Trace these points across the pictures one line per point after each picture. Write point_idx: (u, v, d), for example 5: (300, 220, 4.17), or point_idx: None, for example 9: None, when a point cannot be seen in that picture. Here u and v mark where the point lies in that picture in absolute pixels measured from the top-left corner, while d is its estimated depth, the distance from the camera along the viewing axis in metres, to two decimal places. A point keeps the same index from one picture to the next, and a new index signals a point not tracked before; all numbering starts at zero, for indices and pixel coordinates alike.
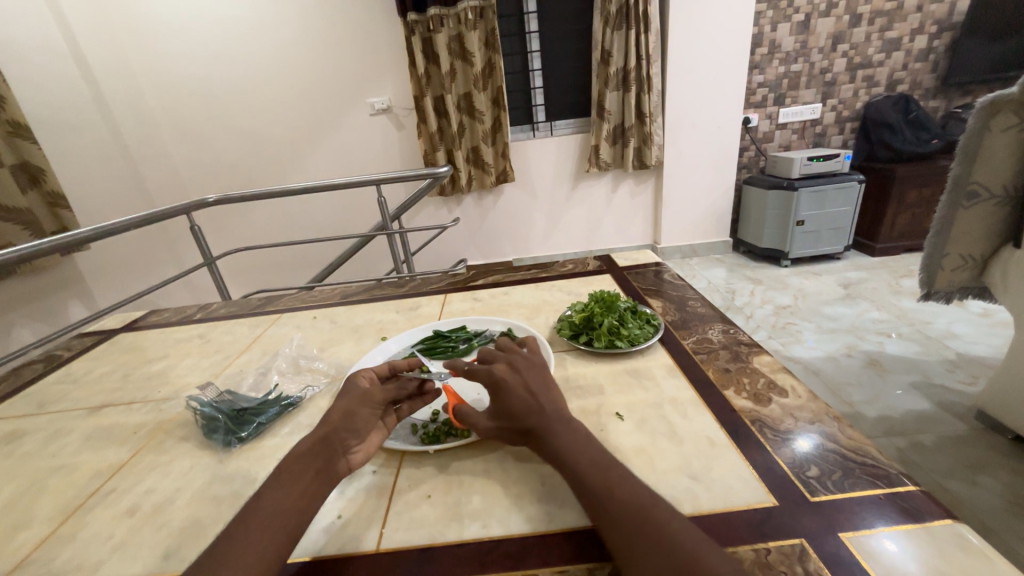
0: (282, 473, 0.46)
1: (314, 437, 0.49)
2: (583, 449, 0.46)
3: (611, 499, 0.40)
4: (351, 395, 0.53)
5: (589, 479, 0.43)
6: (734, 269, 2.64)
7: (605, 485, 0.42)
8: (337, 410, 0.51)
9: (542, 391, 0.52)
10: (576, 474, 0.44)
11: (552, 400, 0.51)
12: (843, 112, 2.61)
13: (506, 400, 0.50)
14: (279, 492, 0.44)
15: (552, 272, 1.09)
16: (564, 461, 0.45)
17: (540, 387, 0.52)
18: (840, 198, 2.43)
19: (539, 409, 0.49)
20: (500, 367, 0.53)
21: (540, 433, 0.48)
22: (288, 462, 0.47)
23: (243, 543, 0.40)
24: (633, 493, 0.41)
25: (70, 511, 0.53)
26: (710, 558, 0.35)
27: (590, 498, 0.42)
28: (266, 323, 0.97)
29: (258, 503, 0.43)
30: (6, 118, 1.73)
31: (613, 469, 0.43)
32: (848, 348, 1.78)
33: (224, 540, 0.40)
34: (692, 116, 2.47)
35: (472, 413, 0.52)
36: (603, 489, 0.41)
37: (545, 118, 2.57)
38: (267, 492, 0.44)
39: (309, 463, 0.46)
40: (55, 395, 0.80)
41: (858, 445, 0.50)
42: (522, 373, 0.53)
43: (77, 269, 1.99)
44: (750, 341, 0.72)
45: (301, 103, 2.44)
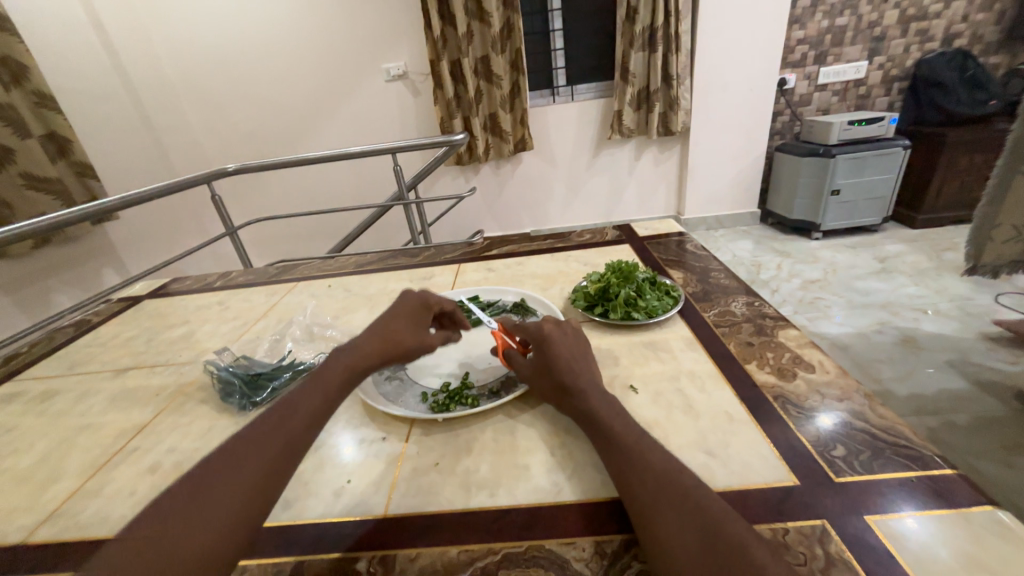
0: (270, 423, 0.44)
1: (314, 392, 0.47)
2: (613, 416, 0.45)
3: (638, 466, 0.39)
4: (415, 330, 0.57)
5: (618, 444, 0.42)
6: (761, 242, 2.54)
7: (635, 451, 0.41)
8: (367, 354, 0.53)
9: (580, 357, 0.52)
10: (605, 439, 0.43)
11: (590, 367, 0.51)
12: (890, 71, 2.40)
13: (547, 352, 0.52)
14: (266, 442, 0.42)
15: (568, 242, 1.05)
16: (594, 424, 0.45)
17: (580, 351, 0.53)
18: (881, 165, 2.27)
19: (575, 368, 0.50)
20: (548, 324, 0.56)
21: (575, 393, 0.48)
22: (275, 413, 0.45)
23: (225, 489, 0.38)
24: (659, 463, 0.39)
25: (96, 467, 0.55)
26: (734, 528, 0.33)
27: (616, 463, 0.41)
28: (283, 291, 0.98)
29: (241, 451, 0.41)
30: (30, 88, 1.74)
31: (643, 438, 0.42)
32: (879, 324, 1.70)
33: (231, 456, 0.40)
34: (723, 78, 2.32)
35: (519, 362, 0.55)
36: (632, 455, 0.41)
37: (566, 82, 2.45)
38: (251, 440, 0.42)
39: (303, 416, 0.45)
40: (85, 357, 0.83)
41: (888, 424, 0.46)
42: (566, 335, 0.55)
43: (108, 238, 2.06)
44: (776, 314, 0.68)
45: (315, 70, 2.39)
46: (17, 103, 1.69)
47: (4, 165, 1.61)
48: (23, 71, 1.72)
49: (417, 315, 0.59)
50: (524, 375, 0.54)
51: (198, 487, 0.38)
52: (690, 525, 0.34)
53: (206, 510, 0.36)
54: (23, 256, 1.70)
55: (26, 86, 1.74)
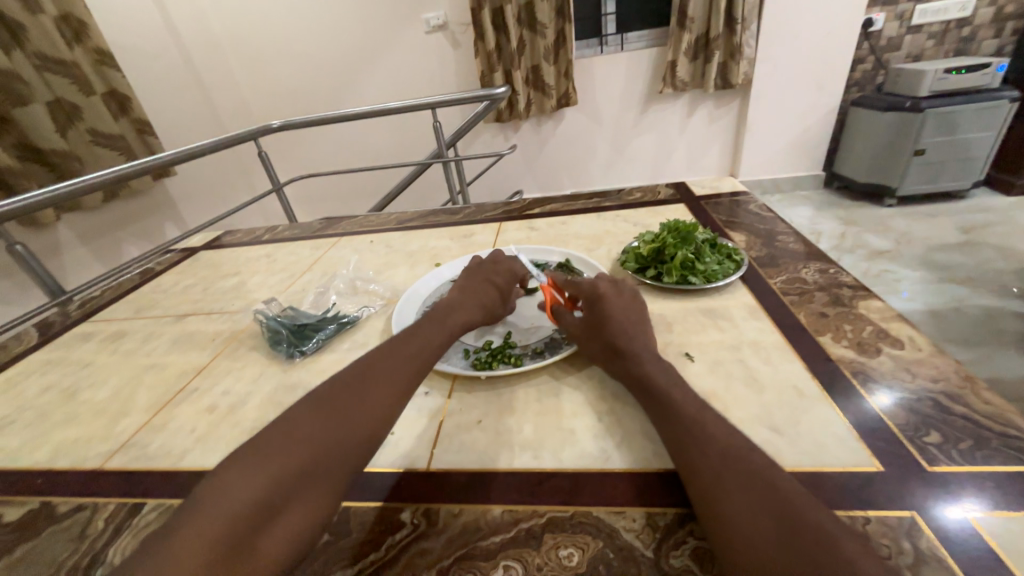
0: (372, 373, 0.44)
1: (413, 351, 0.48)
2: (671, 385, 0.42)
3: (697, 439, 0.36)
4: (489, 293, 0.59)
5: (676, 414, 0.39)
6: (824, 208, 2.32)
7: (694, 423, 0.38)
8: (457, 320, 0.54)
9: (636, 320, 0.50)
10: (662, 408, 0.40)
11: (647, 332, 0.49)
12: (1005, 7, 2.03)
13: (603, 310, 0.51)
14: (368, 391, 0.42)
15: (616, 201, 0.99)
16: (650, 392, 0.42)
17: (637, 314, 0.51)
18: (980, 122, 1.97)
19: (630, 330, 0.48)
20: (603, 283, 0.55)
21: (625, 354, 0.46)
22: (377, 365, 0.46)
23: (338, 431, 0.39)
24: (722, 438, 0.36)
25: (161, 404, 0.58)
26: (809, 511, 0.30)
27: (673, 434, 0.38)
28: (326, 245, 0.99)
29: (347, 396, 0.42)
30: (91, 46, 1.80)
31: (704, 410, 0.39)
32: (958, 302, 1.54)
33: (341, 400, 0.41)
34: (798, 20, 2.04)
35: (568, 319, 0.54)
36: (691, 427, 0.37)
37: (616, 29, 2.25)
38: (354, 387, 0.43)
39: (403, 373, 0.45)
40: (149, 302, 0.88)
41: (995, 412, 0.40)
42: (622, 297, 0.53)
43: (168, 193, 2.17)
44: (855, 284, 0.60)
45: (353, 21, 2.32)
46: (80, 60, 1.75)
47: (72, 122, 1.70)
48: (83, 29, 1.77)
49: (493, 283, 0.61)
50: (573, 332, 0.53)
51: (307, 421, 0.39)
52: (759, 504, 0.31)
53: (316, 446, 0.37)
54: (95, 209, 1.83)
55: (86, 43, 1.79)
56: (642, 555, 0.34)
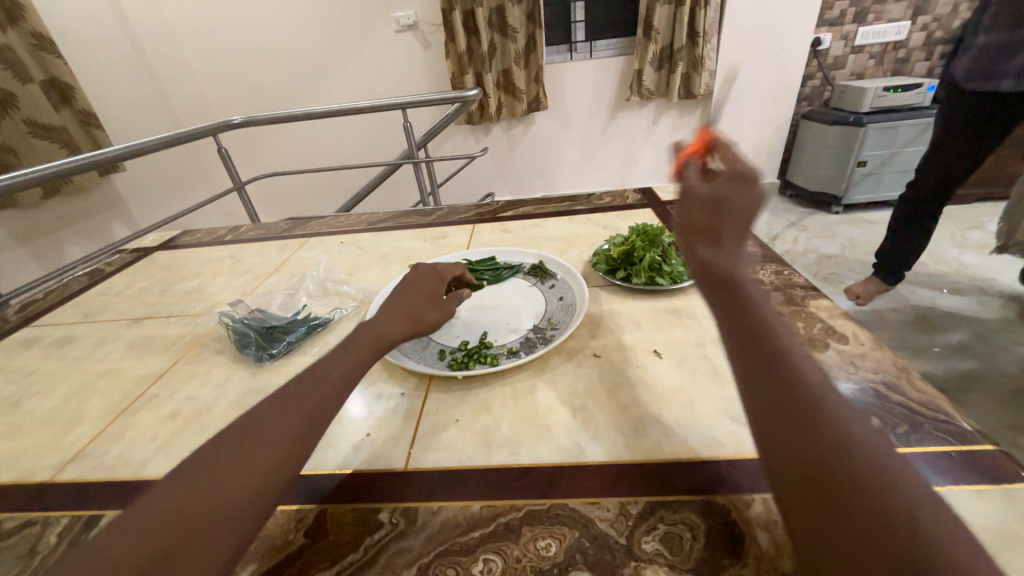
0: (290, 394, 0.38)
1: (338, 365, 0.42)
2: (739, 287, 0.34)
3: (760, 356, 0.30)
4: (428, 298, 0.55)
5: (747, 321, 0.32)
6: (778, 214, 2.46)
7: (762, 338, 0.30)
8: (390, 327, 0.49)
9: (741, 218, 0.38)
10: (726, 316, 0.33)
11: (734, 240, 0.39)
12: (934, 33, 2.23)
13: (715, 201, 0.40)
14: (297, 403, 0.38)
15: (586, 205, 1.02)
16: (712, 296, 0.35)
17: (750, 206, 0.39)
18: (913, 137, 2.13)
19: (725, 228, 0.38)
20: (746, 167, 0.41)
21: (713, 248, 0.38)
22: (293, 386, 0.39)
23: (259, 447, 0.34)
24: (789, 355, 0.29)
25: (117, 412, 0.55)
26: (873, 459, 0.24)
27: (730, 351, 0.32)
28: (294, 246, 0.96)
29: (255, 427, 0.35)
30: (28, 28, 1.66)
31: (778, 323, 0.32)
32: (896, 302, 1.67)
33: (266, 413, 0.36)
34: (754, 36, 2.16)
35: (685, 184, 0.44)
36: (755, 343, 0.30)
37: (585, 37, 2.31)
38: (281, 402, 0.38)
39: (326, 389, 0.40)
40: (100, 305, 0.83)
41: (926, 399, 0.45)
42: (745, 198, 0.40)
43: (116, 190, 2.04)
44: (806, 284, 0.65)
45: (320, 16, 2.26)
46: (14, 43, 1.62)
47: (7, 111, 1.58)
48: (19, 10, 1.63)
49: (428, 287, 0.56)
50: (682, 195, 0.44)
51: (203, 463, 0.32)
52: (812, 437, 0.25)
53: (212, 491, 0.31)
54: (32, 206, 1.69)
55: (23, 26, 1.65)
56: (616, 543, 0.35)
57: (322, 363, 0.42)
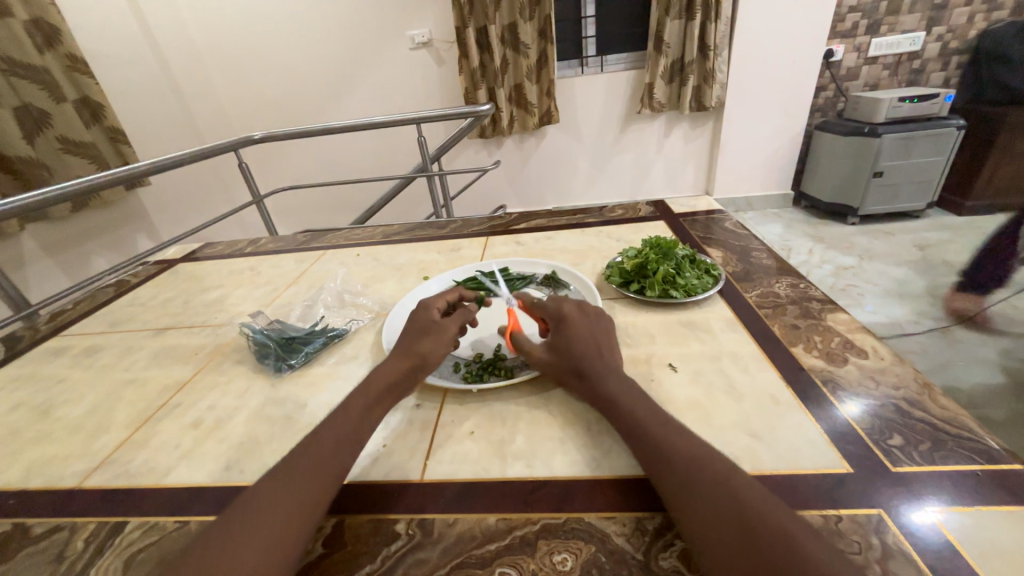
0: (298, 461, 0.41)
1: (342, 423, 0.44)
2: (652, 413, 0.42)
3: (689, 471, 0.36)
4: (430, 332, 0.54)
5: (665, 443, 0.39)
6: (793, 225, 2.43)
7: (688, 455, 0.37)
8: (386, 373, 0.50)
9: (604, 339, 0.51)
10: (644, 439, 0.40)
11: (612, 354, 0.50)
12: (949, 43, 2.21)
13: (570, 335, 0.51)
14: (313, 461, 0.41)
15: (598, 217, 1.02)
16: (624, 417, 0.43)
17: (601, 332, 0.52)
18: (931, 147, 2.12)
19: (597, 354, 0.49)
20: (568, 306, 0.55)
21: (592, 376, 0.47)
22: (302, 450, 0.42)
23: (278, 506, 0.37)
24: (716, 468, 0.36)
25: (142, 420, 0.57)
26: (812, 545, 0.30)
27: (656, 468, 0.38)
28: (312, 258, 0.99)
29: (268, 496, 0.38)
30: (63, 51, 1.75)
31: (693, 439, 0.39)
32: (916, 315, 1.63)
33: (284, 475, 0.39)
34: (765, 48, 2.17)
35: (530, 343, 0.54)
36: (682, 460, 0.37)
37: (596, 52, 2.34)
38: (298, 461, 0.41)
39: (334, 446, 0.42)
40: (126, 315, 0.86)
41: (950, 416, 0.44)
42: (590, 319, 0.53)
43: (141, 204, 2.11)
44: (823, 297, 0.64)
45: (338, 36, 2.34)
46: (51, 65, 1.70)
47: (41, 129, 1.65)
48: (56, 36, 1.73)
49: (426, 321, 0.55)
50: (536, 354, 0.52)
51: (231, 530, 0.35)
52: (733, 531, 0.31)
53: (235, 568, 0.33)
54: (63, 219, 1.76)
55: (58, 49, 1.75)
56: (632, 558, 0.35)
57: (326, 425, 0.44)
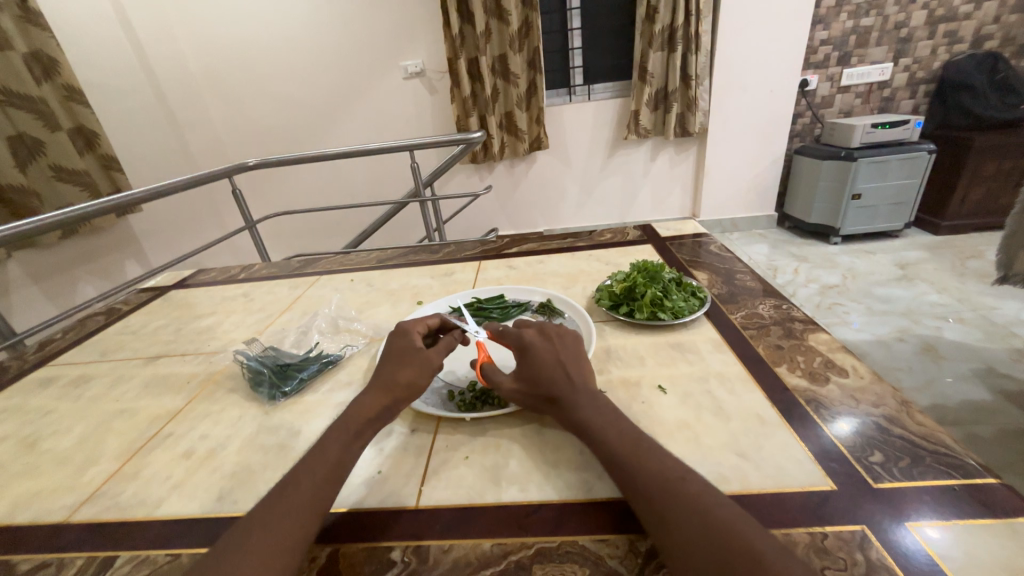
0: (277, 504, 0.40)
1: (320, 461, 0.44)
2: (625, 438, 0.43)
3: (663, 497, 0.37)
4: (411, 360, 0.53)
5: (637, 469, 0.40)
6: (778, 245, 2.50)
7: (659, 479, 0.38)
8: (366, 405, 0.49)
9: (571, 362, 0.52)
10: (618, 466, 0.41)
11: (581, 375, 0.50)
12: (916, 73, 2.34)
13: (534, 363, 0.51)
14: (303, 491, 0.41)
15: (588, 241, 1.05)
16: (599, 445, 0.43)
17: (568, 355, 0.52)
18: (905, 170, 2.22)
19: (565, 380, 0.49)
20: (530, 332, 0.55)
21: (564, 404, 0.48)
22: (276, 494, 0.41)
23: (269, 537, 0.37)
24: (688, 489, 0.37)
25: (132, 451, 0.57)
26: (783, 565, 0.31)
27: (632, 495, 0.39)
28: (305, 284, 0.99)
29: (246, 545, 0.36)
30: (60, 82, 1.78)
31: (666, 462, 0.40)
32: (900, 332, 1.67)
33: (279, 506, 0.39)
34: (744, 77, 2.28)
35: (497, 373, 0.53)
36: (655, 485, 0.38)
37: (583, 81, 2.44)
38: (290, 492, 0.41)
39: (326, 475, 0.43)
40: (116, 344, 0.85)
41: (927, 432, 0.46)
42: (552, 342, 0.53)
43: (131, 230, 2.11)
44: (804, 318, 0.67)
45: (333, 66, 2.41)
46: (47, 95, 1.73)
47: (34, 157, 1.66)
48: (55, 67, 1.76)
49: (408, 349, 0.54)
50: (506, 387, 0.51)
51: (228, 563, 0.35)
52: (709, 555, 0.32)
53: None
54: (51, 246, 1.75)
55: (57, 80, 1.77)
56: None
57: (300, 467, 0.43)
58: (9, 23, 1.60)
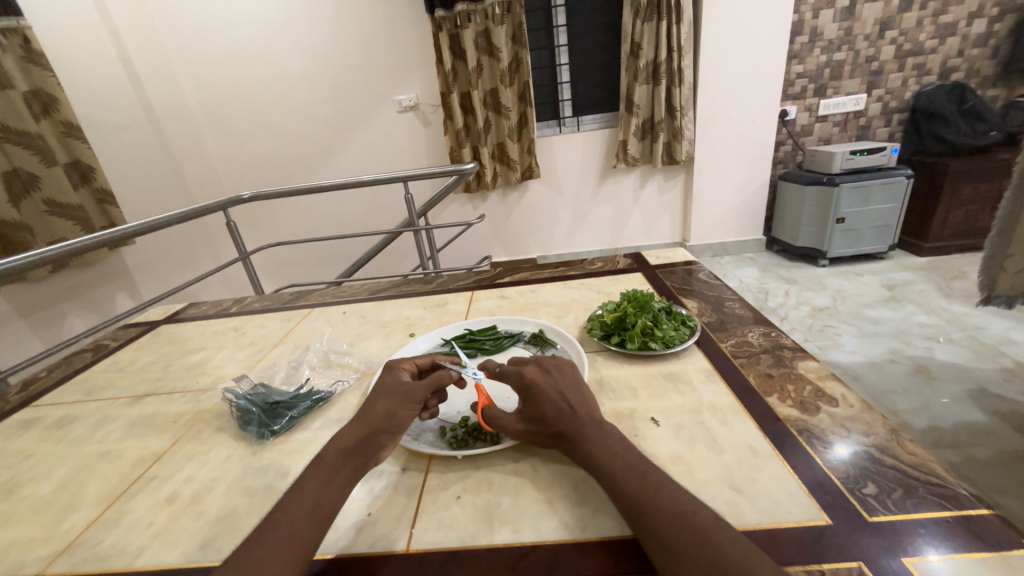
0: (254, 553, 0.38)
1: (298, 503, 0.43)
2: (632, 469, 0.42)
3: (674, 533, 0.36)
4: (393, 392, 0.53)
5: (647, 503, 0.39)
6: (768, 268, 2.54)
7: (670, 513, 0.38)
8: (344, 437, 0.49)
9: (573, 392, 0.52)
10: (627, 499, 0.40)
11: (585, 404, 0.51)
12: (889, 103, 2.46)
13: (538, 402, 0.51)
14: (279, 535, 0.40)
15: (580, 269, 1.07)
16: (607, 477, 0.43)
17: (570, 388, 0.52)
18: (885, 194, 2.29)
19: (570, 414, 0.49)
20: (530, 368, 0.54)
21: (571, 438, 0.48)
22: (254, 542, 0.40)
23: None
24: (699, 525, 0.36)
25: (113, 497, 0.55)
26: None
27: (641, 530, 0.38)
28: (298, 317, 0.99)
29: None
30: (59, 118, 1.81)
31: (676, 494, 0.39)
32: (891, 353, 1.68)
33: (255, 553, 0.38)
34: (726, 108, 2.38)
35: (504, 417, 0.53)
36: (665, 520, 0.37)
37: (572, 113, 2.52)
38: (266, 538, 0.40)
39: (303, 517, 0.41)
40: (103, 382, 0.84)
41: (918, 461, 0.46)
42: (552, 375, 0.53)
43: (123, 262, 2.10)
44: (794, 345, 0.68)
45: (329, 101, 2.48)
46: (45, 132, 1.76)
47: (28, 191, 1.67)
48: (55, 103, 1.79)
49: (392, 382, 0.54)
50: (516, 430, 0.51)
51: None
52: None
53: None
54: (41, 280, 1.74)
55: (55, 116, 1.80)
56: None
57: (277, 510, 0.42)
58: (11, 63, 1.65)
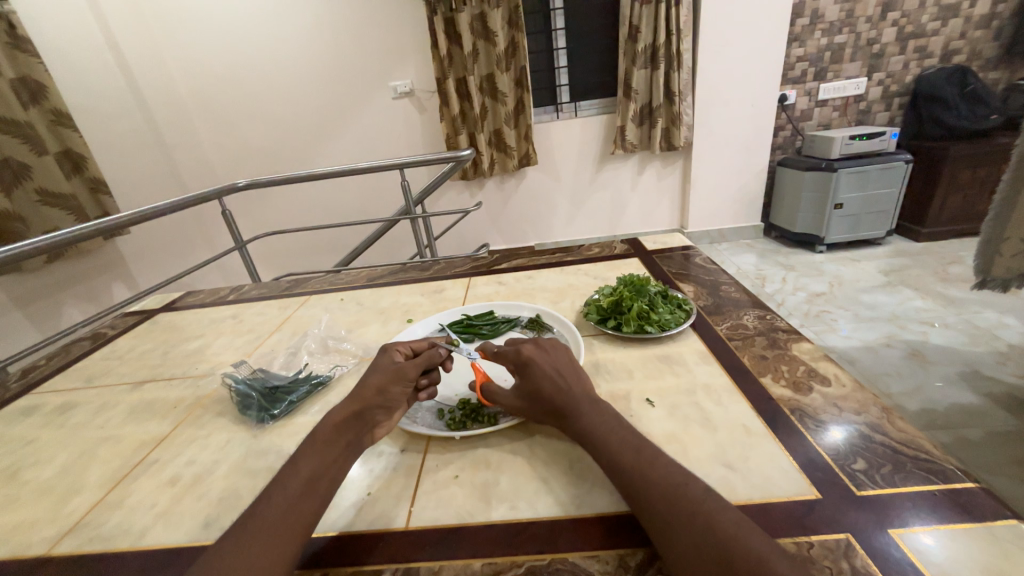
0: (253, 528, 0.39)
1: (294, 480, 0.43)
2: (625, 445, 0.43)
3: (664, 506, 0.37)
4: (385, 369, 0.53)
5: (639, 478, 0.40)
6: (766, 255, 2.53)
7: (661, 486, 0.38)
8: (337, 413, 0.49)
9: (570, 372, 0.52)
10: (622, 476, 0.41)
11: (581, 384, 0.51)
12: (890, 87, 2.43)
13: (528, 390, 0.52)
14: (277, 510, 0.41)
15: (577, 255, 1.07)
16: (600, 453, 0.44)
17: (561, 366, 0.53)
18: (884, 179, 2.28)
19: (567, 390, 0.50)
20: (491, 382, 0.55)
21: (567, 415, 0.48)
22: (250, 518, 0.40)
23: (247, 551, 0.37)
24: (690, 495, 0.37)
25: (116, 480, 0.56)
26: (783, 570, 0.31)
27: (635, 505, 0.39)
28: (296, 304, 0.99)
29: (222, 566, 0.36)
30: (48, 107, 1.78)
31: (668, 468, 0.40)
32: (887, 338, 1.69)
33: (254, 527, 0.39)
34: (725, 93, 2.35)
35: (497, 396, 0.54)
36: (657, 493, 0.38)
37: (569, 99, 2.49)
38: (265, 515, 0.40)
39: (299, 489, 0.42)
40: (102, 370, 0.84)
41: (908, 438, 0.47)
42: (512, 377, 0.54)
43: (119, 252, 2.09)
44: (788, 327, 0.68)
45: (323, 87, 2.45)
46: (35, 120, 1.73)
47: (20, 181, 1.64)
48: (42, 92, 1.77)
49: (387, 362, 0.55)
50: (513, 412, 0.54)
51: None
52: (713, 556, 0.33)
53: None
54: (36, 270, 1.73)
55: (44, 105, 1.78)
56: None
57: (274, 488, 0.43)
58: None
